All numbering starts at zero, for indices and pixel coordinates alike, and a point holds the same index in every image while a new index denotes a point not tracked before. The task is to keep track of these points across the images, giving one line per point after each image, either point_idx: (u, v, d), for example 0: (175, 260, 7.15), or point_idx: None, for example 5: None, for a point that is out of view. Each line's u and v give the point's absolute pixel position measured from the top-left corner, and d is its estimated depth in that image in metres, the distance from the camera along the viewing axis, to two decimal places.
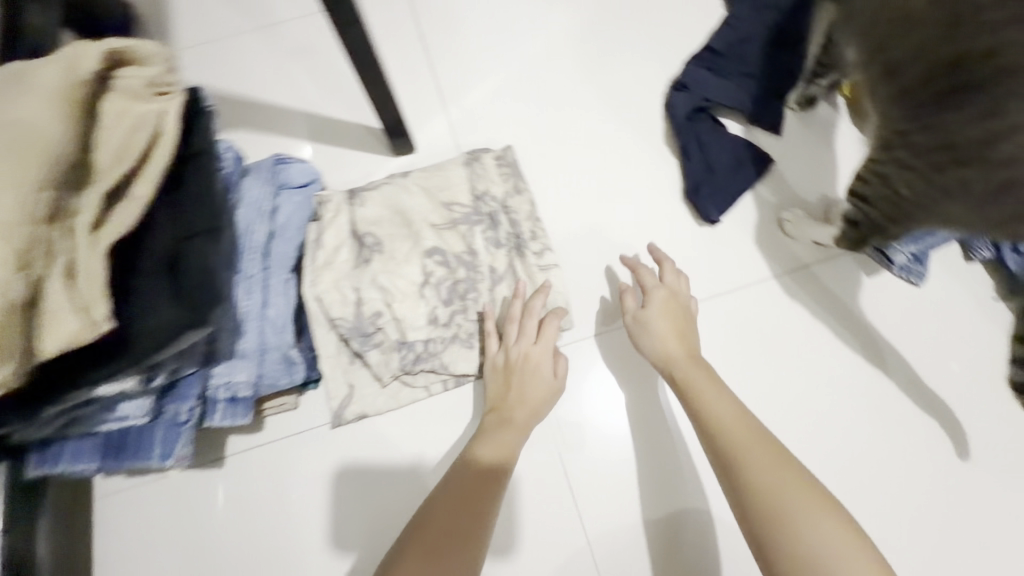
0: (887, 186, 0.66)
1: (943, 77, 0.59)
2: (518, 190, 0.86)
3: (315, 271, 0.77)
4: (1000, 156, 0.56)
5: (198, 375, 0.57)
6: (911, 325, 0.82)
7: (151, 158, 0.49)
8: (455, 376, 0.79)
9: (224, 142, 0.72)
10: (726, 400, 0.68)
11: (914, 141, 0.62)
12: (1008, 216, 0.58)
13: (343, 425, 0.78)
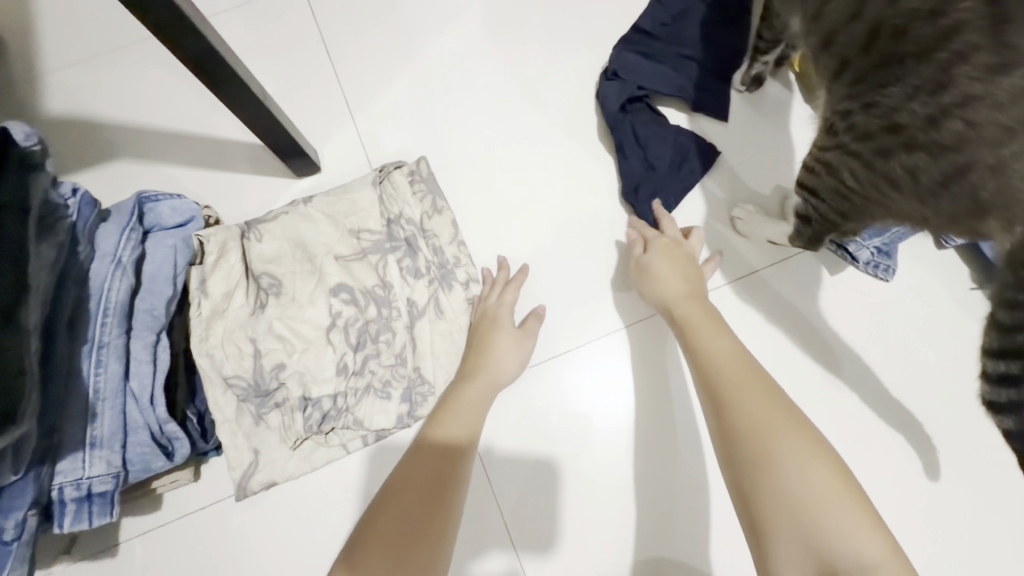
0: (834, 176, 0.58)
1: (885, 45, 0.52)
2: (437, 210, 0.77)
3: (202, 322, 0.67)
4: (948, 137, 0.49)
5: (29, 479, 0.48)
6: (881, 326, 0.74)
7: None
8: (373, 431, 0.71)
9: (68, 183, 0.61)
10: (730, 347, 0.60)
11: (857, 123, 0.55)
12: (964, 208, 0.50)
13: (249, 496, 0.69)
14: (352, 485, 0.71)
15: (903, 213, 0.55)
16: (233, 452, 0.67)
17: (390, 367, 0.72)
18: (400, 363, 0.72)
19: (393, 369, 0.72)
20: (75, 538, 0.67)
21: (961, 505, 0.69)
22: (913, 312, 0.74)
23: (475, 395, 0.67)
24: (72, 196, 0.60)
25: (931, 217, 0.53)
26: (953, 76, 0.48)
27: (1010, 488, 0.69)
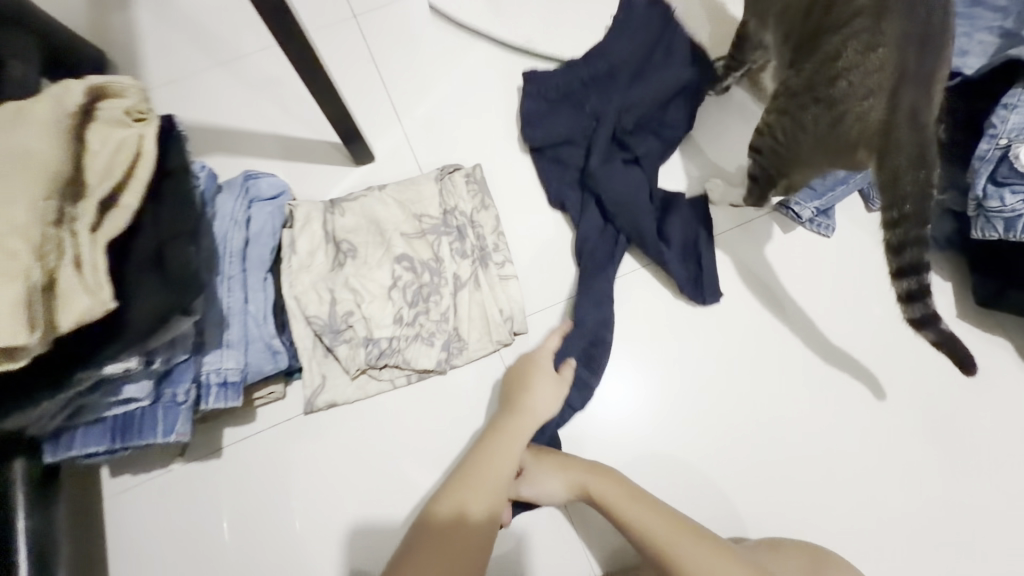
0: (768, 133, 0.82)
1: (815, 38, 0.78)
2: (485, 206, 0.94)
3: (291, 273, 0.85)
4: (836, 98, 0.74)
5: (191, 361, 0.65)
6: (826, 273, 0.92)
7: (137, 176, 0.58)
8: (417, 371, 0.87)
9: (199, 163, 0.80)
10: (646, 506, 0.72)
11: (787, 91, 0.80)
12: (842, 152, 0.74)
13: (315, 411, 0.86)
14: (403, 405, 0.87)
15: (813, 162, 0.78)
16: (307, 374, 0.84)
17: (436, 322, 0.87)
18: (443, 321, 0.87)
19: (438, 324, 0.87)
20: (187, 443, 0.84)
21: (897, 412, 0.85)
22: (851, 261, 0.92)
23: (495, 449, 0.74)
24: (201, 171, 0.79)
25: (827, 160, 0.76)
26: (849, 48, 0.73)
27: (937, 397, 0.86)
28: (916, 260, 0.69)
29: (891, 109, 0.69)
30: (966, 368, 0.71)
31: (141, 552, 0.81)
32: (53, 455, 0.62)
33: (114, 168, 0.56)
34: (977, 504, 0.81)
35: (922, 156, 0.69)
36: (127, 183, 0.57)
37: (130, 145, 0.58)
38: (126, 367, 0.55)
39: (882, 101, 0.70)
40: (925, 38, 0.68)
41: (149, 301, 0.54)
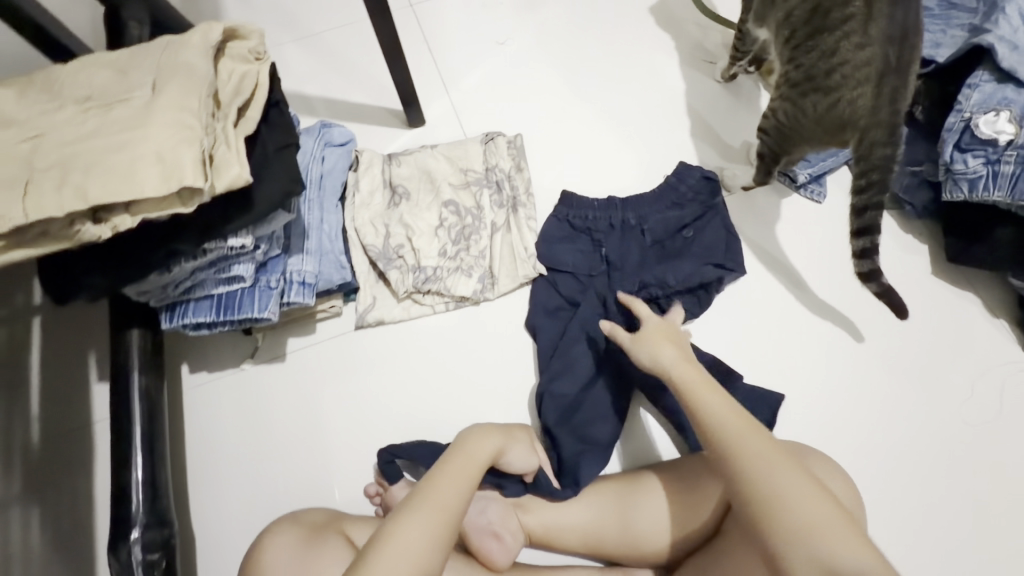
0: (774, 115, 0.91)
1: (810, 33, 0.86)
2: (521, 167, 1.08)
3: (354, 207, 0.99)
4: (831, 86, 0.83)
5: (281, 258, 0.79)
6: (818, 233, 1.04)
7: (256, 98, 0.70)
8: (456, 297, 0.99)
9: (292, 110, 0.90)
10: (718, 393, 0.68)
11: (791, 80, 0.89)
12: (835, 131, 0.84)
13: (366, 326, 0.99)
14: (440, 326, 1.00)
15: (812, 139, 0.88)
16: (362, 294, 0.98)
17: (475, 257, 1.00)
18: (481, 258, 1.00)
19: (476, 259, 1.00)
20: (257, 347, 0.98)
21: (880, 354, 0.96)
22: (839, 224, 1.05)
23: (450, 469, 0.71)
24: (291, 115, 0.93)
25: (823, 137, 0.86)
26: (843, 46, 0.82)
27: (916, 343, 0.96)
28: (873, 220, 0.82)
29: (877, 96, 0.79)
30: (896, 311, 0.83)
31: (209, 438, 0.93)
32: (168, 323, 0.76)
33: (242, 90, 0.69)
34: (950, 436, 0.91)
35: (892, 134, 0.80)
36: (249, 103, 0.70)
37: (251, 76, 0.71)
38: (243, 243, 0.69)
39: (869, 90, 0.80)
40: (905, 36, 0.78)
41: (267, 191, 0.67)
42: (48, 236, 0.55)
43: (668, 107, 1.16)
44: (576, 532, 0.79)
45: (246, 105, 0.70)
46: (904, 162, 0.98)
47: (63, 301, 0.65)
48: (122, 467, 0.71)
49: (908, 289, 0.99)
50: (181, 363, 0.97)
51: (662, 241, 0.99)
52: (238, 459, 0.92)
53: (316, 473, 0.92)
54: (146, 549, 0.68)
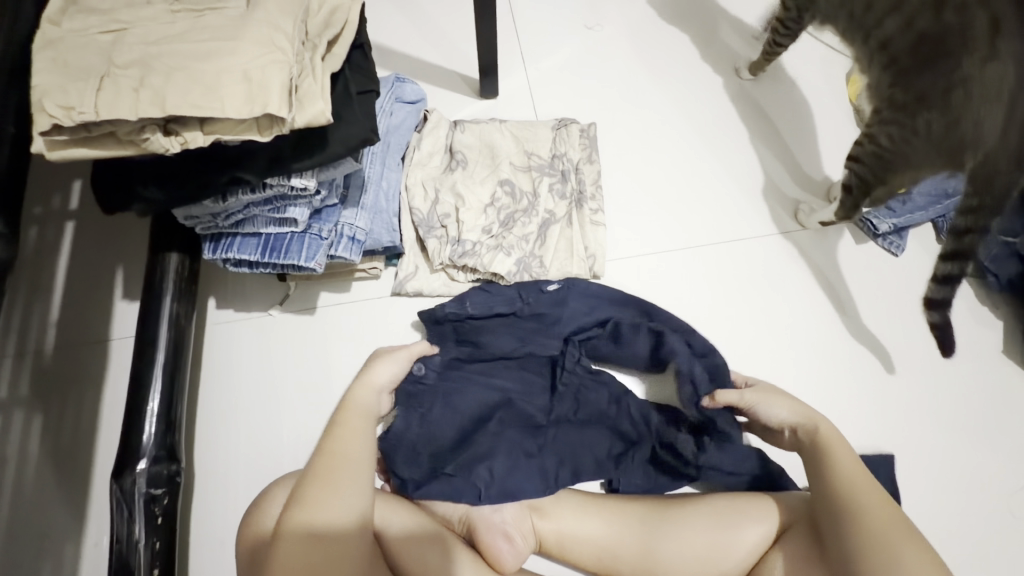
0: (874, 141, 0.83)
1: (923, 48, 0.77)
2: (591, 159, 1.02)
3: (411, 165, 0.96)
4: (955, 101, 0.75)
5: (337, 208, 0.75)
6: (886, 287, 0.98)
7: (345, 32, 0.64)
8: (490, 275, 0.91)
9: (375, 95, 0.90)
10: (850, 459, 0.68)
11: (898, 100, 0.80)
12: (958, 150, 0.76)
13: (401, 294, 0.95)
14: None
15: (926, 164, 0.80)
16: (404, 261, 0.94)
17: (518, 240, 0.94)
18: (524, 241, 0.94)
19: (519, 241, 0.93)
20: (288, 295, 0.94)
21: (932, 426, 0.90)
22: (913, 280, 0.99)
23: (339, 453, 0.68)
24: None
25: (939, 163, 0.79)
26: (965, 64, 0.74)
27: (970, 421, 0.90)
28: (968, 245, 0.75)
29: (1010, 119, 0.71)
30: (941, 350, 0.79)
31: (222, 377, 0.90)
32: (210, 254, 0.73)
33: (330, 20, 0.63)
34: (994, 527, 0.85)
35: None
36: (338, 38, 0.64)
37: (344, 11, 0.64)
38: (305, 185, 0.65)
39: (1000, 110, 0.71)
40: None
41: (341, 132, 0.62)
42: (114, 138, 0.52)
43: (754, 126, 1.09)
44: (593, 549, 0.75)
45: (335, 38, 0.64)
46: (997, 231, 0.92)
47: (114, 210, 0.62)
48: (140, 392, 0.68)
49: (973, 364, 0.93)
50: (210, 297, 0.94)
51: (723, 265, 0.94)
52: (248, 407, 0.89)
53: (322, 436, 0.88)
54: (149, 483, 0.65)
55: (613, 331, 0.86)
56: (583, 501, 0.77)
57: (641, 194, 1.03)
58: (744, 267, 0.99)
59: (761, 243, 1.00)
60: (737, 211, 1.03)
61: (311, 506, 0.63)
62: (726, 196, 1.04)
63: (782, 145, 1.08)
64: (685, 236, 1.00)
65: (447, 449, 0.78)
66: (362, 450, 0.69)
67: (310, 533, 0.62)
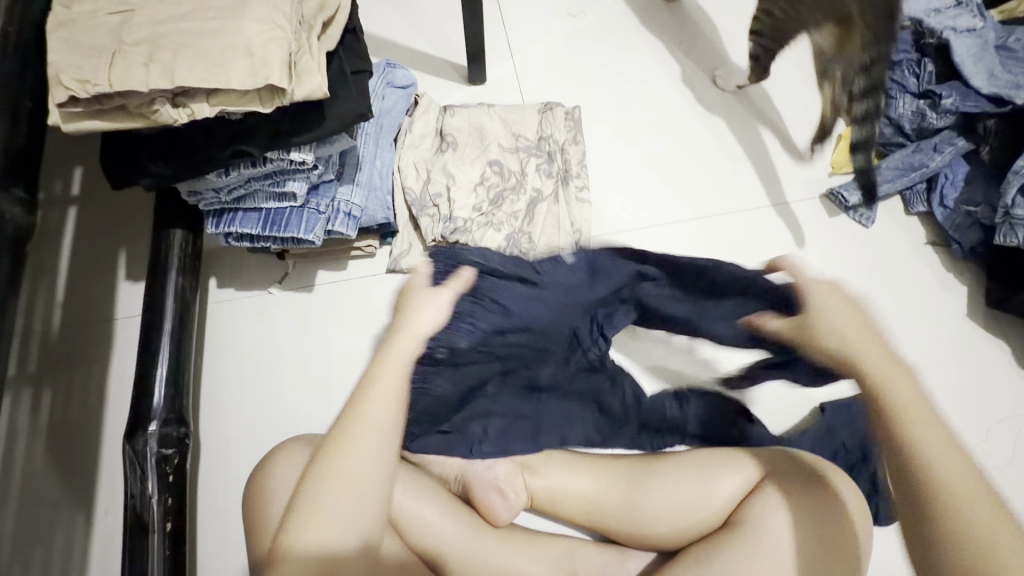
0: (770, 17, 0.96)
1: None
2: (576, 140, 1.07)
3: (403, 147, 1.00)
4: None
5: (333, 184, 0.79)
6: (858, 256, 1.03)
7: (338, 15, 0.68)
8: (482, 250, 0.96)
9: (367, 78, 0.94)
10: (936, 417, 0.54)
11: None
12: None
13: (396, 271, 0.99)
14: None
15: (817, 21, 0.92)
16: (399, 239, 0.98)
17: (507, 217, 0.98)
18: (513, 218, 0.98)
19: (508, 219, 0.98)
20: (287, 275, 0.98)
21: None
22: (883, 250, 1.04)
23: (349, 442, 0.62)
24: None
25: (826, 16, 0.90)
26: None
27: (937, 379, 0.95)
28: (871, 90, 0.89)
29: None
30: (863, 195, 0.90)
31: (226, 352, 0.94)
32: (214, 229, 0.76)
33: (324, 4, 0.67)
34: None
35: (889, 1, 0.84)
36: (332, 20, 0.68)
37: None
38: (303, 159, 0.69)
39: None
40: None
41: (338, 108, 0.66)
42: (125, 111, 0.55)
43: (732, 108, 1.14)
44: (580, 502, 0.79)
45: (328, 21, 0.68)
46: (960, 201, 0.98)
47: (123, 184, 0.65)
48: (149, 358, 0.72)
49: (940, 326, 0.98)
50: (211, 277, 0.97)
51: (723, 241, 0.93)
52: (251, 380, 0.93)
53: (322, 408, 0.92)
54: (160, 443, 0.68)
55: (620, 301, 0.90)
56: (573, 460, 0.82)
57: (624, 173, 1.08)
58: (725, 240, 1.04)
59: (739, 217, 1.05)
60: (716, 188, 1.07)
61: (317, 502, 0.58)
62: (706, 173, 1.09)
63: (758, 123, 1.13)
64: (665, 212, 1.05)
65: (451, 408, 0.81)
66: (386, 422, 0.64)
67: (313, 543, 0.56)
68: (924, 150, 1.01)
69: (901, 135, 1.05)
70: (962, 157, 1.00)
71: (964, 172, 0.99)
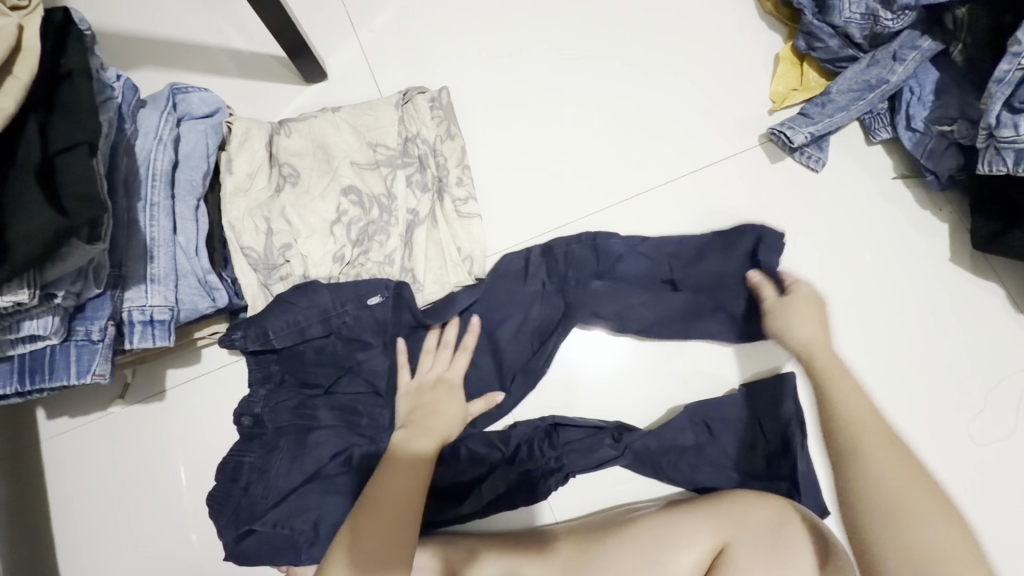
0: None
1: None
2: (450, 135, 0.84)
3: (226, 196, 0.76)
4: None
5: (108, 296, 0.59)
6: (817, 210, 0.84)
7: (18, 68, 0.47)
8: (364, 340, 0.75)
9: (145, 117, 0.69)
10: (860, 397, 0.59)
11: None
12: None
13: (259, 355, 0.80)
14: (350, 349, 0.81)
15: None
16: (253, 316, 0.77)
17: (378, 264, 0.77)
18: (385, 263, 0.77)
19: (379, 266, 0.77)
20: (129, 385, 0.80)
21: (882, 359, 0.80)
22: (847, 195, 0.85)
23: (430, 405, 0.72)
24: (117, 81, 0.66)
25: None
26: None
27: (926, 346, 0.80)
28: None
29: None
30: None
31: (78, 493, 0.78)
32: None
33: None
34: (960, 458, 0.77)
35: None
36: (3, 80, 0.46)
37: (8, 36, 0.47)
38: (16, 300, 0.49)
39: None
40: None
41: (38, 213, 0.47)
42: None
43: (641, 46, 0.90)
44: None
45: None
46: (930, 120, 0.79)
47: None
48: None
49: (919, 279, 0.82)
50: (39, 407, 0.80)
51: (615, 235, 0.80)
52: (115, 521, 0.77)
53: (206, 536, 0.77)
54: None
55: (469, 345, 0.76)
56: (500, 555, 0.68)
57: (532, 237, 0.83)
58: (655, 223, 0.84)
59: (668, 187, 0.85)
60: (635, 159, 0.86)
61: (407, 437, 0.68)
62: (620, 138, 0.87)
63: (677, 56, 0.90)
64: (590, 203, 0.84)
65: (267, 502, 0.69)
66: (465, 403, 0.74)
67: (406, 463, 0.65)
68: (882, 61, 0.80)
69: (851, 46, 0.82)
70: (929, 62, 0.80)
71: (934, 82, 0.79)
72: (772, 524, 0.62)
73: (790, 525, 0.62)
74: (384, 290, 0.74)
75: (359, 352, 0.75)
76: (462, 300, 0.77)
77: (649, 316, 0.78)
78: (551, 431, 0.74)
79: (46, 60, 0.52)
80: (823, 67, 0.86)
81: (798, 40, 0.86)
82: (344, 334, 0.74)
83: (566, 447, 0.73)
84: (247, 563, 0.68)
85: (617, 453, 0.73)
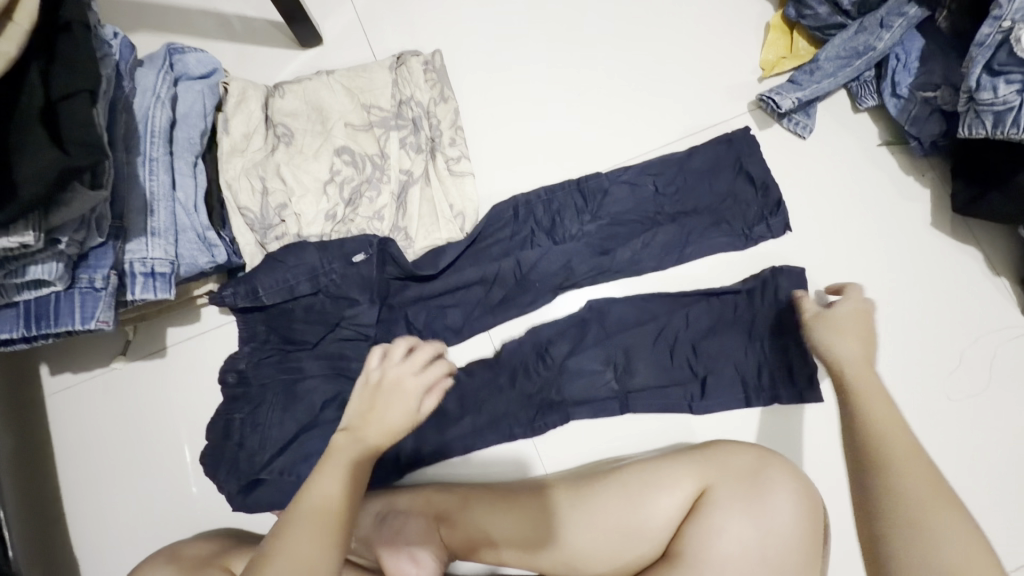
0: None
1: None
2: (444, 98, 0.85)
3: (223, 155, 0.77)
4: None
5: (110, 246, 0.60)
6: (803, 175, 0.86)
7: (18, 14, 0.47)
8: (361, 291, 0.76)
9: (144, 75, 0.70)
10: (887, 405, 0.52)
11: None
12: None
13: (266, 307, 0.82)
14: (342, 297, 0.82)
15: None
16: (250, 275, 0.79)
17: (369, 220, 0.79)
18: (376, 219, 0.79)
19: (370, 222, 0.79)
20: (130, 342, 0.82)
21: None
22: (833, 161, 0.86)
23: None
24: (115, 39, 0.67)
25: None
26: None
27: (906, 307, 0.82)
28: None
29: None
30: None
31: (79, 447, 0.80)
32: None
33: None
34: (936, 413, 0.80)
35: None
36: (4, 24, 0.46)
37: None
38: (22, 241, 0.50)
39: None
40: None
41: (42, 152, 0.48)
42: None
43: (633, 13, 0.91)
44: (508, 549, 0.68)
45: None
46: (914, 86, 0.80)
47: None
48: None
49: (901, 242, 0.84)
50: (41, 363, 0.82)
51: (607, 190, 0.81)
52: (115, 473, 0.80)
53: (206, 487, 0.80)
54: None
55: (463, 296, 0.78)
56: (490, 500, 0.71)
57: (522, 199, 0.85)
58: None
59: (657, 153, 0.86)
60: (626, 125, 0.87)
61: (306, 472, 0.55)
62: (610, 104, 0.88)
63: (670, 23, 0.91)
64: (581, 166, 0.86)
65: (266, 452, 0.71)
66: None
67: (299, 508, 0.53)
68: (869, 28, 0.82)
69: (839, 13, 0.84)
70: (915, 29, 0.81)
71: (919, 47, 0.81)
72: (750, 470, 0.65)
73: (768, 469, 0.65)
74: (368, 246, 0.75)
75: (346, 310, 0.76)
76: (448, 252, 0.78)
77: (634, 260, 0.80)
78: (545, 355, 0.77)
79: (47, 8, 0.53)
80: (812, 35, 0.88)
81: (788, 8, 0.87)
82: (332, 292, 0.75)
83: (562, 377, 0.76)
84: (247, 508, 0.71)
85: (613, 393, 0.76)
